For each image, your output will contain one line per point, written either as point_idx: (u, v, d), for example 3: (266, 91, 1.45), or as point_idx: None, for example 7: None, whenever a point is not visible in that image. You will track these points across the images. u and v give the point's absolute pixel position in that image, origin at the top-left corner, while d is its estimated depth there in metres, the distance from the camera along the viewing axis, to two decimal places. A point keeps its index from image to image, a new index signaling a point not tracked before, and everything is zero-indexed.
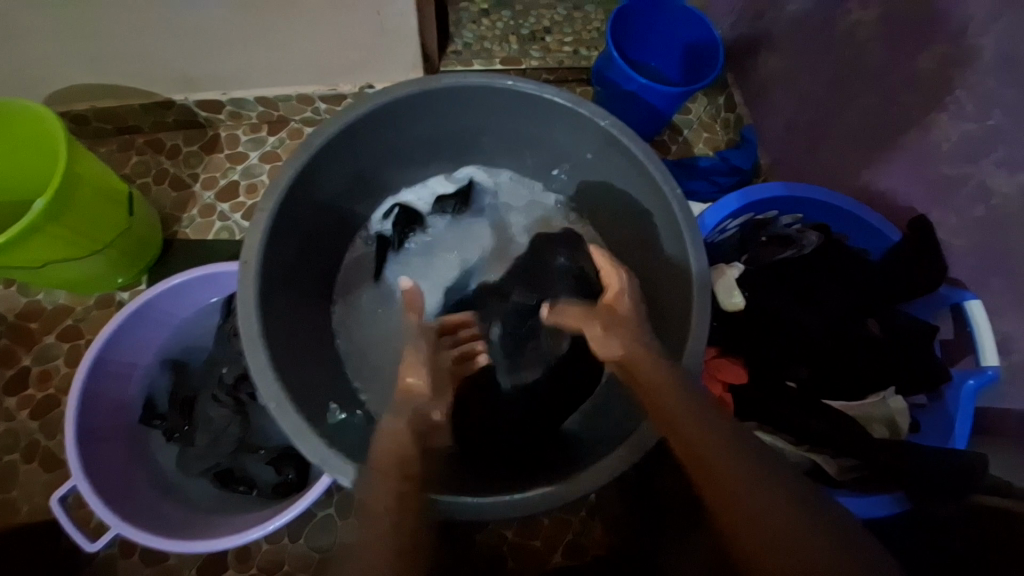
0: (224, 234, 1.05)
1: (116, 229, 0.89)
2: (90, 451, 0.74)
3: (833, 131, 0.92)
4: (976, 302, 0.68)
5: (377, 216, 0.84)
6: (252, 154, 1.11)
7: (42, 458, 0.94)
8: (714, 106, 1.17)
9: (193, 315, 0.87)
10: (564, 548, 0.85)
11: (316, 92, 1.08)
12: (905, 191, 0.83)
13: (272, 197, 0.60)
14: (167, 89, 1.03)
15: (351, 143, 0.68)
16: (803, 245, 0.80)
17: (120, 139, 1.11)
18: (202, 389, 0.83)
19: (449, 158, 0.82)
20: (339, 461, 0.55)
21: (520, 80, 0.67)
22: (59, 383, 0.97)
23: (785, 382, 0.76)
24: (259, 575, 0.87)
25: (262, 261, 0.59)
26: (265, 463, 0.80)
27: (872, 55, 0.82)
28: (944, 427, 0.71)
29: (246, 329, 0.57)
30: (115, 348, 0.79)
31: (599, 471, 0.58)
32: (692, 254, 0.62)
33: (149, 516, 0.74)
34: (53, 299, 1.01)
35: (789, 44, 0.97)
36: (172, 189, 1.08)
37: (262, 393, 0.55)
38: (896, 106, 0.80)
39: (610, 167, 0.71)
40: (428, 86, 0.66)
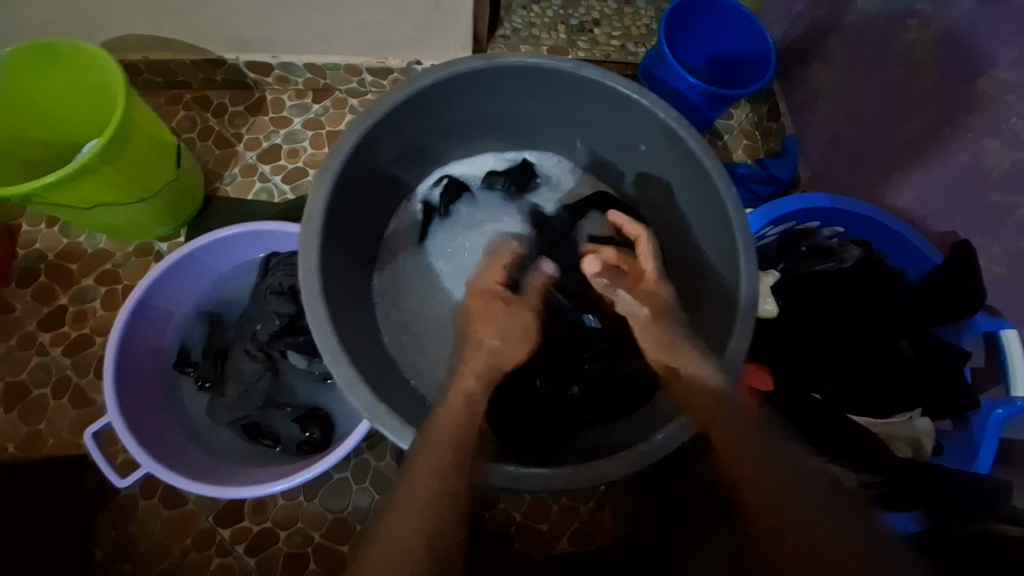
0: (263, 196, 1.07)
1: (162, 180, 0.91)
2: (125, 390, 0.76)
3: (880, 149, 0.91)
4: (1011, 331, 0.69)
5: (425, 184, 0.84)
6: (296, 120, 1.13)
7: (71, 395, 0.97)
8: (757, 114, 1.16)
9: (231, 270, 0.89)
10: (569, 536, 0.87)
11: (365, 64, 1.09)
12: (950, 216, 0.82)
13: (338, 158, 0.62)
14: (219, 48, 1.05)
15: (414, 113, 0.69)
16: (844, 259, 0.80)
17: (169, 93, 1.13)
18: (235, 342, 0.85)
19: (502, 136, 0.83)
20: (387, 415, 0.57)
21: (586, 65, 0.67)
22: (94, 324, 1.00)
23: (809, 393, 0.77)
24: (273, 528, 0.90)
25: (324, 218, 0.61)
26: (291, 420, 0.82)
27: (929, 75, 0.81)
28: (967, 451, 0.71)
29: (306, 283, 0.58)
30: (157, 293, 0.81)
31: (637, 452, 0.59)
32: (741, 251, 0.62)
33: (178, 459, 0.76)
34: (93, 243, 1.04)
35: (844, 58, 0.96)
36: (215, 147, 1.10)
37: (319, 344, 0.57)
38: (948, 129, 0.79)
39: (664, 159, 0.72)
40: (495, 62, 0.67)
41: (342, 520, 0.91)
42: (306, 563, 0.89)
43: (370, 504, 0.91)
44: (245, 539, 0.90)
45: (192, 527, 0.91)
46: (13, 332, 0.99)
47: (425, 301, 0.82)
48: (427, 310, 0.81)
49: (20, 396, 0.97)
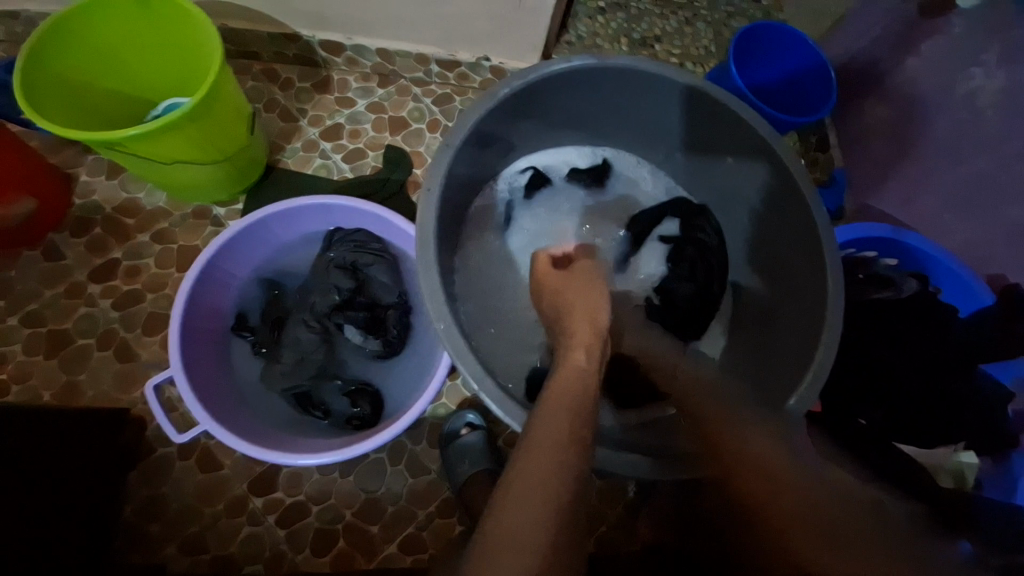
0: (322, 172, 1.09)
1: (234, 146, 0.92)
2: (187, 346, 0.77)
3: (934, 188, 0.94)
4: None
5: (510, 171, 0.85)
6: (360, 102, 1.14)
7: (116, 348, 0.97)
8: (803, 144, 1.18)
9: (293, 240, 0.90)
10: (597, 538, 0.90)
11: (435, 55, 1.11)
12: (1001, 259, 0.84)
13: (460, 135, 0.65)
14: (298, 24, 1.06)
15: (523, 101, 0.72)
16: (901, 289, 0.82)
17: (239, 62, 1.15)
18: (294, 311, 0.86)
19: (589, 135, 0.85)
20: (491, 387, 0.59)
21: (692, 76, 0.70)
22: (145, 281, 1.00)
23: (854, 418, 0.79)
24: (307, 501, 0.91)
25: (440, 192, 0.65)
26: (341, 394, 0.83)
27: (991, 123, 0.84)
28: (1007, 484, 0.73)
29: (422, 253, 0.62)
30: (223, 255, 0.82)
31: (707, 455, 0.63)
32: (830, 268, 0.64)
33: (232, 421, 0.77)
34: (152, 201, 1.04)
35: (904, 98, 0.98)
36: (279, 119, 1.11)
37: (432, 311, 0.60)
38: (1006, 176, 0.82)
39: (749, 176, 0.74)
40: (607, 62, 0.69)
41: (375, 501, 0.91)
42: (336, 540, 0.90)
43: (404, 487, 0.92)
44: (277, 510, 0.90)
45: (225, 492, 0.91)
46: (62, 280, 1.00)
47: (503, 285, 0.84)
48: (500, 297, 0.84)
49: (63, 345, 0.97)
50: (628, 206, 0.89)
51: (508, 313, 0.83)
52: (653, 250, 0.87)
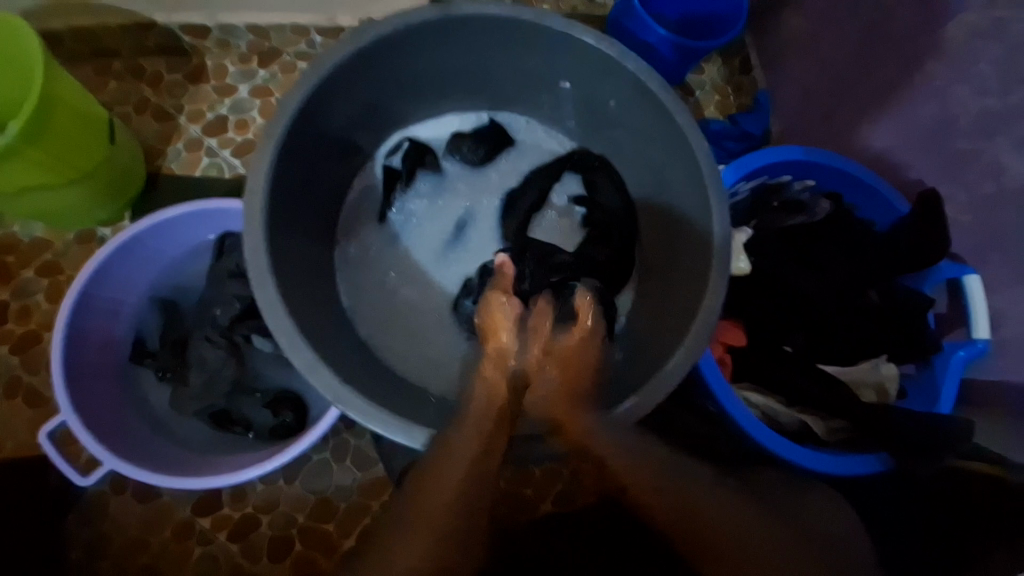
0: (212, 171, 0.99)
1: (96, 159, 0.84)
2: (75, 386, 0.73)
3: (850, 98, 0.88)
4: (974, 278, 0.72)
5: (385, 148, 0.82)
6: (242, 87, 1.02)
7: (24, 395, 0.91)
8: (728, 68, 1.08)
9: (182, 254, 0.85)
10: (553, 498, 0.88)
11: (313, 23, 1.02)
12: (918, 165, 0.81)
13: (281, 122, 0.60)
14: (154, 8, 0.99)
15: (366, 69, 0.67)
16: (815, 212, 0.81)
17: (96, 61, 1.02)
18: (195, 330, 0.81)
19: (466, 96, 0.81)
20: (351, 396, 0.56)
21: (545, 14, 0.65)
22: (40, 319, 0.93)
23: (782, 346, 0.79)
24: (255, 514, 0.89)
25: (269, 189, 0.59)
26: (261, 406, 0.80)
27: (900, 21, 0.77)
28: (930, 393, 0.76)
29: (254, 262, 0.57)
30: (101, 284, 0.77)
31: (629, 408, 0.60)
32: (714, 205, 0.63)
33: (141, 453, 0.74)
34: (29, 232, 0.96)
35: (815, 4, 0.91)
36: (154, 120, 1.01)
37: (273, 326, 0.56)
38: (916, 78, 0.77)
39: (632, 114, 0.71)
40: (448, 12, 0.65)
41: (326, 500, 0.90)
42: (291, 545, 0.88)
43: (353, 482, 0.90)
44: (226, 526, 0.88)
45: (169, 519, 0.88)
46: None
47: (394, 272, 0.81)
48: (391, 285, 0.80)
49: None
50: (521, 168, 0.84)
51: (413, 303, 0.80)
52: (559, 211, 0.83)
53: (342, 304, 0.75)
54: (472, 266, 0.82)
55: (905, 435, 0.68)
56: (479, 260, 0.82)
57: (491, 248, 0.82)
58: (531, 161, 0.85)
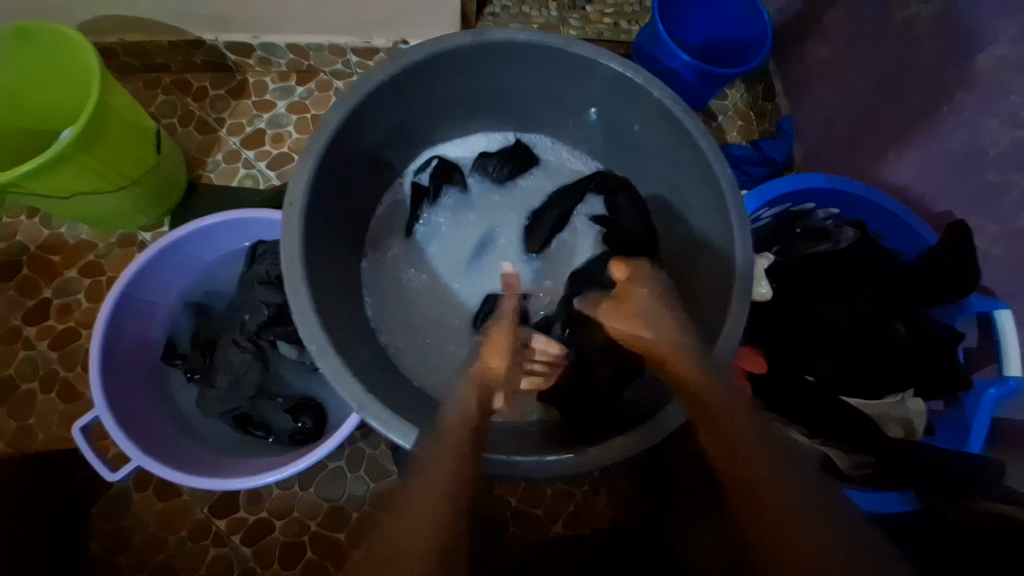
0: (247, 182, 1.04)
1: (142, 167, 0.89)
2: (110, 383, 0.76)
3: (876, 127, 0.87)
4: (1005, 312, 0.69)
5: (414, 165, 0.85)
6: (280, 103, 1.08)
7: (60, 389, 0.95)
8: (752, 94, 1.10)
9: (216, 260, 0.89)
10: (565, 519, 0.87)
11: (349, 44, 1.04)
12: (946, 196, 0.79)
13: (320, 140, 0.62)
14: (200, 28, 1.01)
15: (401, 90, 0.70)
16: (839, 240, 0.80)
17: (147, 76, 1.09)
18: (223, 334, 0.85)
19: (494, 118, 0.83)
20: (374, 406, 0.58)
21: (575, 43, 0.67)
22: (79, 317, 0.98)
23: (803, 375, 0.78)
24: (269, 518, 0.90)
25: (306, 203, 0.62)
26: (282, 411, 0.82)
27: (927, 52, 0.77)
28: (961, 432, 0.74)
29: (290, 271, 0.59)
30: (139, 286, 0.81)
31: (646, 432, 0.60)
32: (738, 231, 0.63)
33: (166, 451, 0.76)
34: (75, 234, 1.01)
35: (842, 34, 0.91)
36: (196, 132, 1.07)
37: (303, 334, 0.58)
38: (944, 109, 0.76)
39: (657, 139, 0.73)
40: (481, 38, 0.67)
41: (339, 508, 0.91)
42: (302, 552, 0.89)
43: (366, 492, 0.91)
44: (241, 529, 0.90)
45: (187, 518, 0.90)
46: None
47: (416, 284, 0.83)
48: (414, 298, 0.82)
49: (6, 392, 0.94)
50: (545, 188, 0.86)
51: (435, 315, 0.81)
52: (581, 231, 0.85)
53: (365, 313, 0.78)
54: (493, 281, 0.83)
55: (926, 472, 0.68)
56: (502, 276, 0.83)
57: (513, 265, 0.84)
58: (554, 182, 0.86)
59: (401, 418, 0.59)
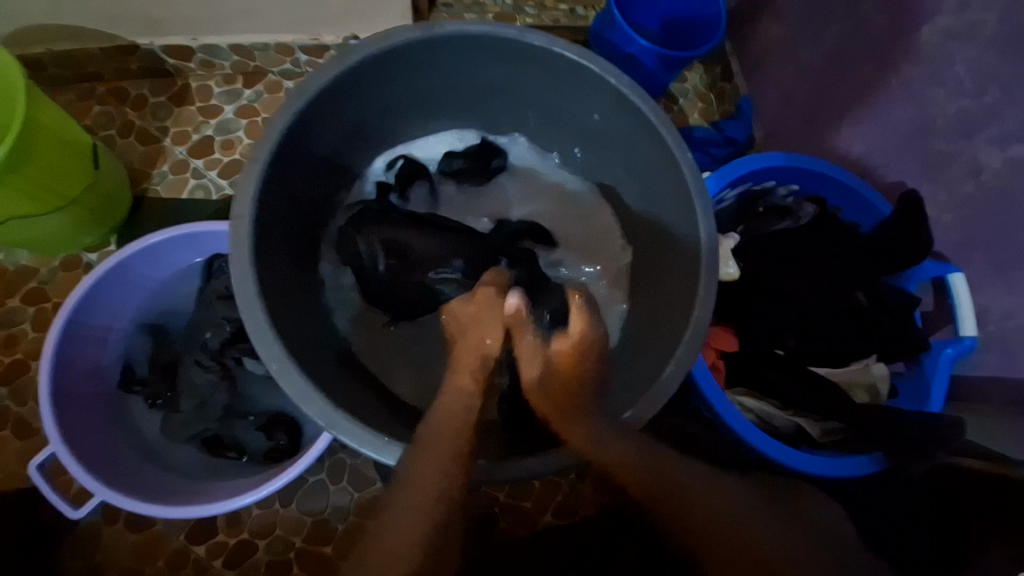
0: (199, 193, 0.99)
1: (80, 185, 0.83)
2: (65, 416, 0.72)
3: (830, 102, 0.89)
4: (958, 276, 0.72)
5: (378, 167, 0.83)
6: (227, 108, 1.03)
7: (13, 426, 0.89)
8: (710, 75, 1.11)
9: (171, 277, 0.84)
10: (554, 510, 0.88)
11: (297, 42, 0.99)
12: (897, 166, 0.82)
13: (266, 148, 0.59)
14: (131, 32, 0.95)
15: (350, 90, 0.67)
16: (799, 216, 0.83)
17: (80, 86, 1.02)
18: (185, 354, 0.82)
19: (454, 116, 0.81)
20: (346, 422, 0.56)
21: (527, 32, 0.66)
22: (27, 348, 0.92)
23: (773, 350, 0.80)
24: (250, 540, 0.87)
25: (255, 216, 0.59)
26: (254, 429, 0.79)
27: (874, 25, 0.78)
28: (920, 391, 0.77)
29: (242, 290, 0.56)
30: (88, 312, 0.77)
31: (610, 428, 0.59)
32: (700, 216, 0.63)
33: (132, 482, 0.73)
34: (14, 260, 0.95)
35: (792, 12, 0.92)
36: (138, 143, 1.00)
37: (263, 354, 0.55)
38: (894, 80, 0.78)
39: (616, 129, 0.72)
40: (431, 33, 0.65)
41: (323, 522, 0.88)
42: (288, 570, 0.87)
43: (350, 502, 0.89)
44: (222, 553, 0.87)
45: (163, 548, 0.87)
46: None
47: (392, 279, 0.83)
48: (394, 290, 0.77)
49: None
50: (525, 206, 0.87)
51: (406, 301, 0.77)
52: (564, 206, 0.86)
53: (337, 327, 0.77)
54: None
55: (892, 435, 0.69)
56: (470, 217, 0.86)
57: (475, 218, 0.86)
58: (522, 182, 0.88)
59: (374, 432, 0.57)
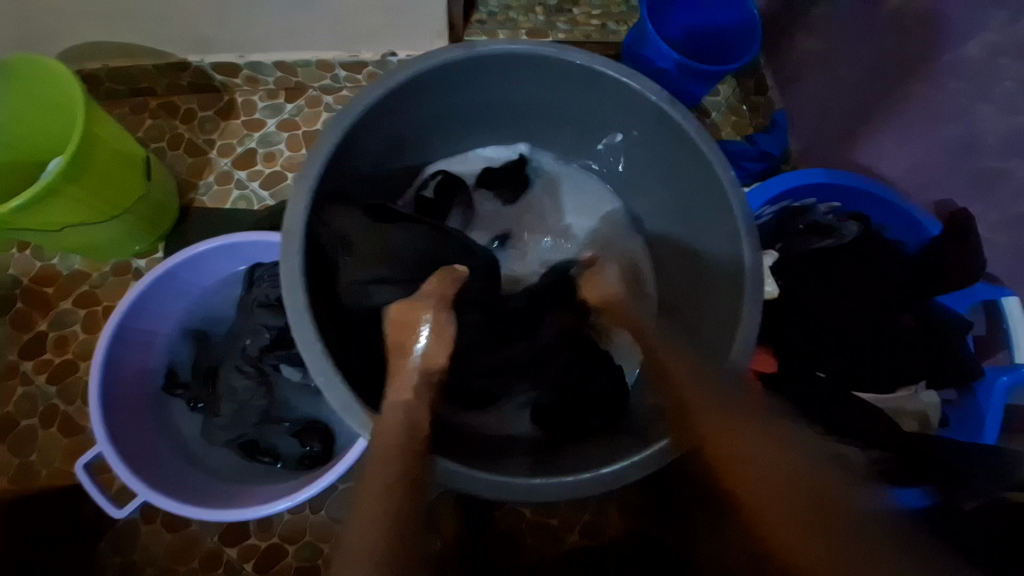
0: (242, 204, 1.03)
1: (132, 195, 0.87)
2: (112, 418, 0.75)
3: (873, 117, 0.86)
4: (1015, 299, 0.69)
5: (416, 183, 0.84)
6: (270, 122, 1.07)
7: (61, 423, 0.93)
8: (743, 89, 1.10)
9: (215, 285, 0.88)
10: (581, 528, 0.85)
11: (337, 58, 1.03)
12: (943, 184, 0.79)
13: (316, 166, 0.61)
14: (183, 50, 0.99)
15: (395, 107, 0.68)
16: (843, 234, 0.80)
17: (133, 101, 1.08)
18: (224, 360, 0.83)
19: (491, 131, 0.83)
20: None
21: (569, 51, 0.66)
22: (77, 349, 0.96)
23: (811, 371, 0.78)
24: (280, 544, 0.89)
25: (304, 232, 0.61)
26: (289, 435, 0.81)
27: (921, 39, 0.76)
28: (974, 422, 0.72)
29: (292, 303, 0.58)
30: (136, 317, 0.80)
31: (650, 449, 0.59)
32: (743, 235, 0.63)
33: (172, 484, 0.75)
34: (68, 265, 1.00)
35: (831, 27, 0.91)
36: (186, 155, 1.05)
37: (311, 367, 0.56)
38: (941, 95, 0.75)
39: (655, 145, 0.72)
40: (474, 53, 0.66)
41: None
42: None
43: None
44: (252, 557, 0.88)
45: (197, 549, 0.89)
46: None
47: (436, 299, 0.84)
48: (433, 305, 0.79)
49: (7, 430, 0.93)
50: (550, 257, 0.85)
51: None
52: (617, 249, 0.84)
53: None
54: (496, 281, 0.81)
55: (942, 465, 0.67)
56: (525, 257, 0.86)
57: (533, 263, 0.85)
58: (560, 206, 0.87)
59: None
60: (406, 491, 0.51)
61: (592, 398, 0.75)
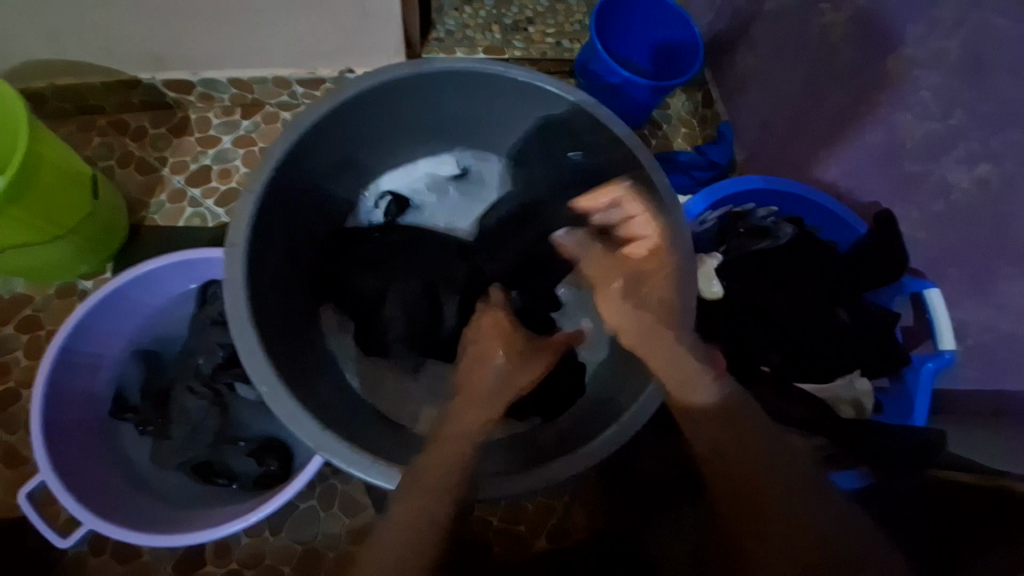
0: (196, 221, 1.01)
1: (79, 215, 0.85)
2: (54, 445, 0.72)
3: (806, 126, 0.92)
4: (934, 291, 0.73)
5: (368, 198, 0.86)
6: (225, 138, 1.06)
7: (1, 455, 0.88)
8: (693, 101, 1.17)
9: (165, 304, 0.86)
10: (547, 533, 0.87)
11: (294, 76, 1.03)
12: (871, 187, 0.85)
13: (261, 179, 0.62)
14: (133, 67, 0.98)
15: (343, 123, 0.70)
16: (778, 236, 0.85)
17: (81, 119, 1.05)
18: (177, 381, 0.81)
19: (443, 144, 0.85)
20: (337, 445, 0.57)
21: (511, 68, 0.69)
22: (19, 376, 0.92)
23: (759, 367, 0.81)
24: (239, 569, 0.86)
25: (249, 245, 0.61)
26: (244, 455, 0.79)
27: (844, 55, 0.82)
28: (904, 406, 0.78)
29: (234, 315, 0.58)
30: (81, 340, 0.77)
31: (597, 446, 0.61)
32: (678, 237, 0.66)
33: (119, 511, 0.72)
34: (10, 288, 0.95)
35: (766, 44, 0.97)
36: (138, 173, 1.03)
37: (254, 378, 0.56)
38: (864, 106, 0.81)
39: (598, 155, 0.75)
40: (420, 70, 0.68)
41: (313, 550, 0.87)
42: None
43: (342, 529, 0.88)
44: None
45: None
46: None
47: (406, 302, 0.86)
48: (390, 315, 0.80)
49: None
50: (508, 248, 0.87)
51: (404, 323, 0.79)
52: None
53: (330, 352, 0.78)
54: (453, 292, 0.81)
55: (879, 451, 0.70)
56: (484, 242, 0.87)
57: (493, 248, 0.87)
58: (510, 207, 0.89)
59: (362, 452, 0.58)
60: (451, 492, 0.54)
61: (552, 399, 0.77)
